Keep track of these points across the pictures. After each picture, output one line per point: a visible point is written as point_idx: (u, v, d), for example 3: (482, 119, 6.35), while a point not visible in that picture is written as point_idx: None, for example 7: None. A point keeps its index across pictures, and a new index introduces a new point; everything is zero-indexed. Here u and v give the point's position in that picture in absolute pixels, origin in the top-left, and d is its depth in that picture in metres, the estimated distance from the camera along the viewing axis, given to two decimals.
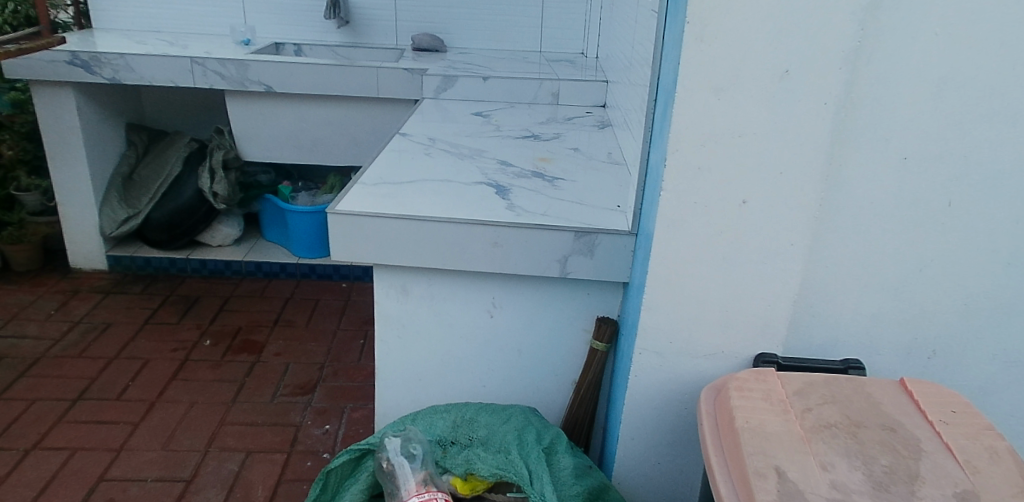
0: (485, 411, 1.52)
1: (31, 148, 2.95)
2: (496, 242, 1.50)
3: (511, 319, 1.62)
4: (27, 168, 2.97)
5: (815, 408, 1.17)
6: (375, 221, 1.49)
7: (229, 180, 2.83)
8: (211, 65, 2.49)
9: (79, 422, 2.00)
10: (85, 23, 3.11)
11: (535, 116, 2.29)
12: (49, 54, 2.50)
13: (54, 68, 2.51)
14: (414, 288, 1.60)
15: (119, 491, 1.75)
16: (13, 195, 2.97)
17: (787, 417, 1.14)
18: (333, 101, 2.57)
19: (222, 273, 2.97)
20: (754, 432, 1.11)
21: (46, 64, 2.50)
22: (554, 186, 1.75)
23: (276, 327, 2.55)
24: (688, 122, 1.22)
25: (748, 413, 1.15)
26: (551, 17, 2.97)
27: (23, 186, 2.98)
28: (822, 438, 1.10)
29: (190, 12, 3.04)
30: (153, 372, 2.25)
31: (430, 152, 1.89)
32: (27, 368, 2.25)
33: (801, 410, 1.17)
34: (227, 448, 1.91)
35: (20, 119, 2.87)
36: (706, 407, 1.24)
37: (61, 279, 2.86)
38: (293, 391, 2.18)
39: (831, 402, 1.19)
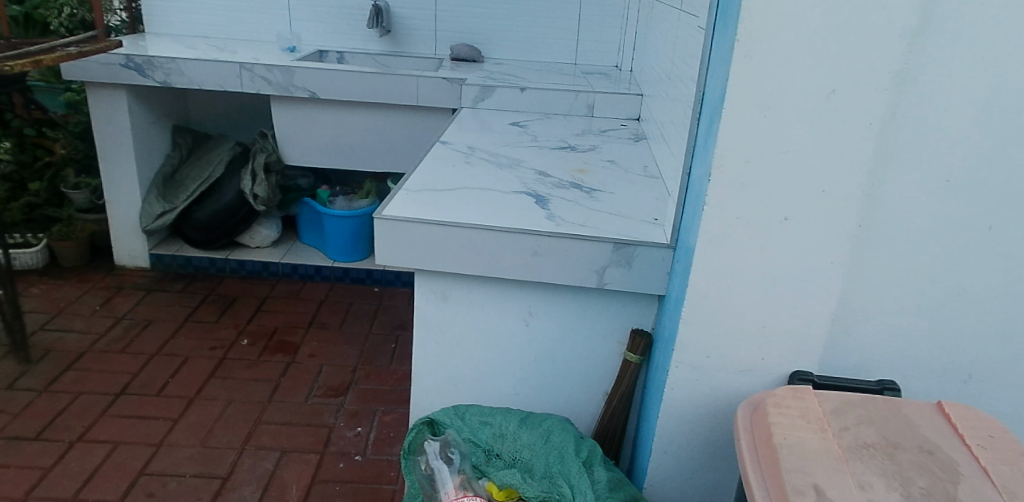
0: (526, 424, 1.54)
1: (82, 147, 3.07)
2: (536, 251, 1.52)
3: (546, 328, 1.63)
4: (76, 168, 3.06)
5: (853, 428, 1.17)
6: (422, 227, 1.52)
7: (269, 183, 2.86)
8: (259, 71, 2.54)
9: (121, 416, 2.04)
10: (139, 28, 3.18)
11: (571, 127, 2.31)
12: (104, 57, 2.56)
13: (108, 70, 2.57)
14: (453, 294, 1.62)
15: (158, 486, 1.78)
16: (64, 193, 3.03)
17: (824, 435, 1.14)
18: (372, 108, 2.61)
19: (259, 274, 3.01)
20: (792, 448, 1.11)
21: (101, 67, 2.57)
22: (592, 197, 1.76)
23: (310, 329, 2.59)
24: (736, 139, 1.24)
25: (786, 430, 1.16)
26: (587, 29, 2.99)
27: (71, 184, 3.03)
28: (859, 458, 1.10)
29: (233, 18, 3.11)
30: (193, 369, 2.29)
31: (470, 160, 1.92)
32: (72, 361, 2.29)
33: (839, 428, 1.17)
34: (263, 447, 1.94)
35: (74, 120, 3.08)
36: (744, 423, 1.24)
37: (105, 276, 2.92)
38: (325, 392, 2.20)
39: (868, 422, 1.18)
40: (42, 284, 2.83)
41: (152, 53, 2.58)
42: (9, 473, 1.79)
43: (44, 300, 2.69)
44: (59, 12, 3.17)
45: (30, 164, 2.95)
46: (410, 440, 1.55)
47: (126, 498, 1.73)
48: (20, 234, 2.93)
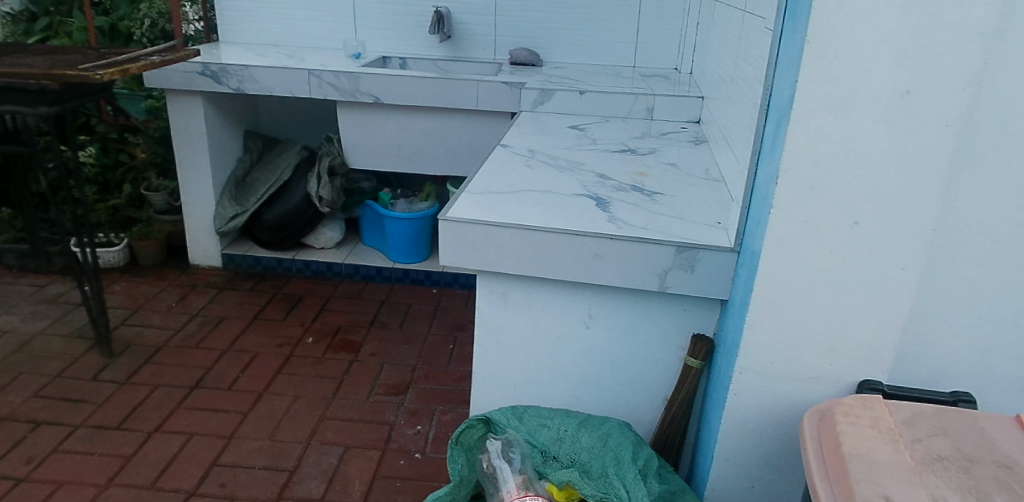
0: (584, 427, 1.55)
1: (161, 152, 3.20)
2: (598, 253, 1.52)
3: (606, 331, 1.63)
4: (156, 171, 3.21)
5: (925, 440, 1.13)
6: (488, 229, 1.54)
7: (334, 186, 2.94)
8: (327, 78, 2.61)
9: (195, 409, 2.13)
10: (213, 37, 3.38)
11: (630, 130, 2.30)
12: (183, 65, 2.69)
13: (187, 78, 2.70)
14: (514, 296, 1.63)
15: (230, 477, 1.85)
16: (144, 195, 3.17)
17: (896, 446, 1.11)
18: (434, 112, 2.65)
19: (323, 275, 3.09)
20: (862, 459, 1.08)
21: (180, 75, 2.70)
22: (653, 200, 1.75)
23: (372, 329, 2.65)
24: (805, 141, 1.21)
25: (855, 439, 1.13)
26: (646, 31, 2.97)
27: (152, 186, 3.17)
28: (933, 470, 1.06)
29: (299, 26, 3.22)
30: (261, 365, 2.38)
31: (531, 163, 1.94)
32: (150, 355, 2.41)
33: (911, 440, 1.13)
34: (327, 442, 2.00)
35: (154, 125, 3.20)
36: (811, 431, 1.21)
37: (181, 274, 3.04)
38: (386, 391, 2.25)
39: (942, 434, 1.14)
40: (123, 281, 2.97)
41: (227, 61, 2.70)
42: (94, 460, 1.90)
43: (125, 296, 2.83)
44: (142, 23, 3.33)
45: (111, 167, 3.21)
46: (464, 435, 1.54)
47: (200, 488, 1.81)
48: (107, 234, 3.06)
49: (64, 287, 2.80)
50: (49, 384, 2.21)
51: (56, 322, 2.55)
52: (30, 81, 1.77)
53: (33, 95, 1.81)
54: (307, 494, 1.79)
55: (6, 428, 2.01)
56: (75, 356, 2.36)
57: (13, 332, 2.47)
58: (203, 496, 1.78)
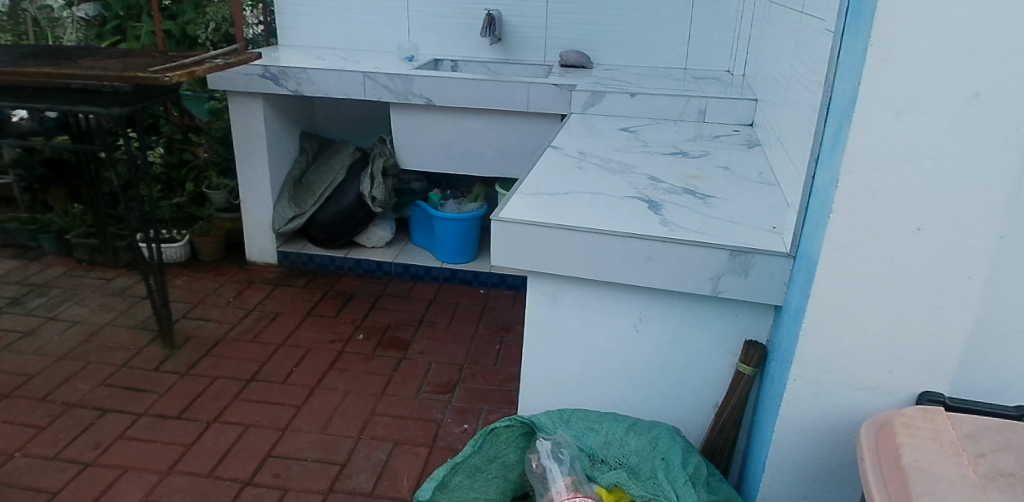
0: (634, 430, 1.54)
1: (223, 152, 3.31)
2: (649, 256, 1.51)
3: (657, 335, 1.62)
4: (217, 171, 3.33)
5: (990, 455, 1.08)
6: (542, 230, 1.55)
7: (387, 187, 2.99)
8: (381, 80, 2.66)
9: (251, 401, 2.19)
10: (272, 40, 3.48)
11: (681, 133, 2.28)
12: (244, 68, 2.77)
13: (247, 80, 2.78)
14: (564, 297, 1.63)
15: (284, 468, 1.90)
16: (205, 194, 3.28)
17: (958, 460, 1.07)
18: (485, 114, 2.68)
19: (374, 273, 3.14)
20: (923, 472, 1.04)
21: (242, 77, 2.78)
22: (706, 204, 1.73)
23: (420, 327, 2.68)
24: (866, 144, 1.18)
25: (916, 451, 1.09)
26: (698, 33, 2.93)
27: (213, 184, 3.29)
28: (998, 486, 1.02)
29: (353, 30, 3.29)
30: (314, 360, 2.43)
31: (582, 165, 1.94)
32: (210, 347, 2.49)
33: (974, 454, 1.09)
34: (377, 437, 2.03)
35: (217, 125, 3.29)
36: (867, 441, 1.17)
37: (238, 270, 3.13)
38: (434, 389, 2.27)
39: (1007, 450, 1.09)
40: (184, 276, 3.07)
41: (286, 64, 2.77)
42: (156, 447, 1.97)
43: (187, 290, 2.93)
44: (206, 27, 3.46)
45: (176, 165, 3.33)
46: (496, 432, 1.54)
47: (255, 478, 1.86)
48: (170, 231, 3.18)
49: (129, 280, 2.91)
50: (115, 372, 2.31)
51: (122, 314, 2.66)
52: (104, 83, 1.85)
53: (107, 96, 1.90)
54: (356, 488, 1.83)
55: (76, 413, 2.10)
56: (140, 347, 2.45)
57: (82, 323, 2.59)
58: (258, 485, 1.83)
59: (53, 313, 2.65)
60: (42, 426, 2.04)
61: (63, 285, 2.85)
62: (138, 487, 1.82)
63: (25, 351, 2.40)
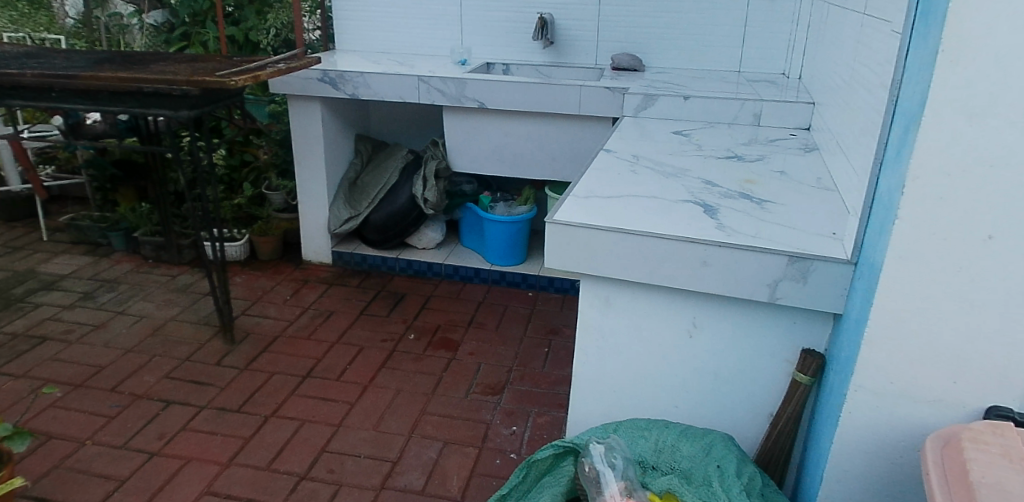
0: (685, 436, 1.52)
1: (282, 154, 3.42)
2: (705, 261, 1.50)
3: (711, 340, 1.60)
4: (277, 172, 3.42)
5: None
6: (599, 233, 1.55)
7: (439, 189, 3.02)
8: (435, 83, 2.70)
9: (306, 397, 2.24)
10: (330, 45, 3.56)
11: (736, 136, 2.25)
12: (304, 72, 2.84)
13: (306, 84, 2.85)
14: (618, 301, 1.63)
15: (338, 463, 1.94)
16: (266, 194, 3.37)
17: None
18: (537, 118, 2.69)
19: (424, 274, 3.17)
20: (993, 490, 1.00)
21: (301, 81, 2.85)
22: (764, 208, 1.70)
23: (470, 328, 2.70)
24: (934, 148, 1.15)
25: (985, 468, 1.05)
26: (754, 35, 2.89)
27: (272, 185, 3.39)
28: None
29: (407, 34, 3.34)
30: (367, 358, 2.48)
31: (635, 168, 1.93)
32: (268, 344, 2.56)
33: None
34: (427, 436, 2.06)
35: (276, 128, 3.37)
36: (932, 455, 1.12)
37: (295, 269, 3.20)
38: (483, 390, 2.29)
39: None
40: (244, 274, 3.15)
41: (344, 68, 2.84)
42: (217, 439, 2.03)
43: (245, 287, 3.01)
44: (268, 33, 3.55)
45: (237, 167, 3.47)
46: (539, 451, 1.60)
47: (311, 472, 1.90)
48: (232, 229, 3.26)
49: (192, 277, 3.01)
50: (179, 366, 2.39)
51: (185, 310, 2.75)
52: (174, 87, 1.93)
53: (176, 100, 1.97)
54: (407, 485, 1.85)
55: (142, 404, 2.19)
56: (203, 342, 2.54)
57: (148, 317, 2.69)
58: (313, 479, 1.88)
59: (122, 307, 2.76)
60: (111, 416, 2.13)
61: (130, 280, 2.97)
62: (199, 477, 1.88)
63: (96, 343, 2.51)
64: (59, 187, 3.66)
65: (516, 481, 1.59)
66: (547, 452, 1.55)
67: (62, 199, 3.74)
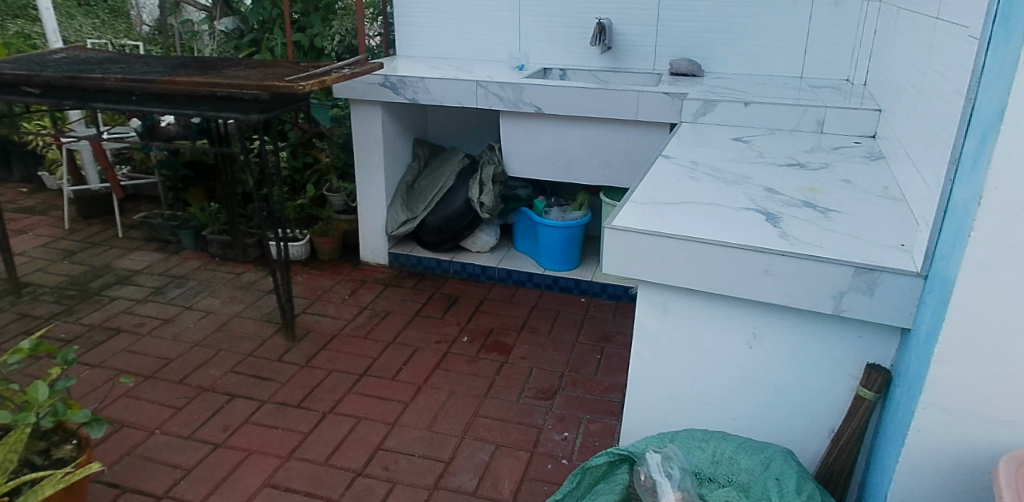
0: (744, 449, 1.50)
1: (343, 156, 3.51)
2: (768, 270, 1.47)
3: (773, 352, 1.56)
4: (338, 174, 3.52)
5: None
6: (659, 240, 1.54)
7: (495, 193, 3.05)
8: (493, 88, 2.72)
9: (362, 394, 2.29)
10: (390, 51, 3.64)
11: (798, 144, 2.20)
12: (366, 77, 2.91)
13: (368, 89, 2.92)
14: (676, 308, 1.61)
15: (392, 461, 1.97)
16: (327, 196, 3.46)
17: None
18: (593, 123, 2.69)
19: (478, 277, 3.19)
20: None
21: (362, 86, 2.93)
22: (828, 217, 1.66)
23: (522, 332, 2.71)
24: (1015, 158, 1.11)
25: None
26: (817, 40, 2.82)
27: (333, 187, 3.47)
28: None
29: (465, 39, 3.38)
30: (421, 359, 2.51)
31: (695, 175, 1.91)
32: (327, 342, 2.62)
33: None
34: (480, 438, 2.07)
35: (338, 131, 3.49)
36: (1005, 479, 1.07)
37: (352, 269, 3.27)
38: (536, 395, 2.29)
39: None
40: (304, 273, 3.23)
41: (404, 74, 2.89)
42: (277, 433, 2.09)
43: (306, 286, 3.09)
44: (332, 39, 3.66)
45: (300, 169, 3.56)
46: (593, 458, 1.59)
47: (366, 469, 1.94)
48: (294, 229, 3.34)
49: (256, 275, 3.11)
50: (242, 361, 2.47)
51: (249, 306, 2.84)
52: (245, 91, 2.00)
53: (247, 103, 2.04)
54: (460, 486, 1.87)
55: (208, 397, 2.27)
56: (265, 338, 2.62)
57: (214, 313, 2.78)
58: (369, 476, 1.91)
59: (190, 302, 2.86)
60: (179, 407, 2.21)
61: (198, 277, 3.08)
62: (261, 469, 1.94)
63: (166, 336, 2.61)
64: (133, 187, 3.82)
65: (571, 486, 1.58)
66: (602, 459, 1.54)
67: (137, 198, 3.92)
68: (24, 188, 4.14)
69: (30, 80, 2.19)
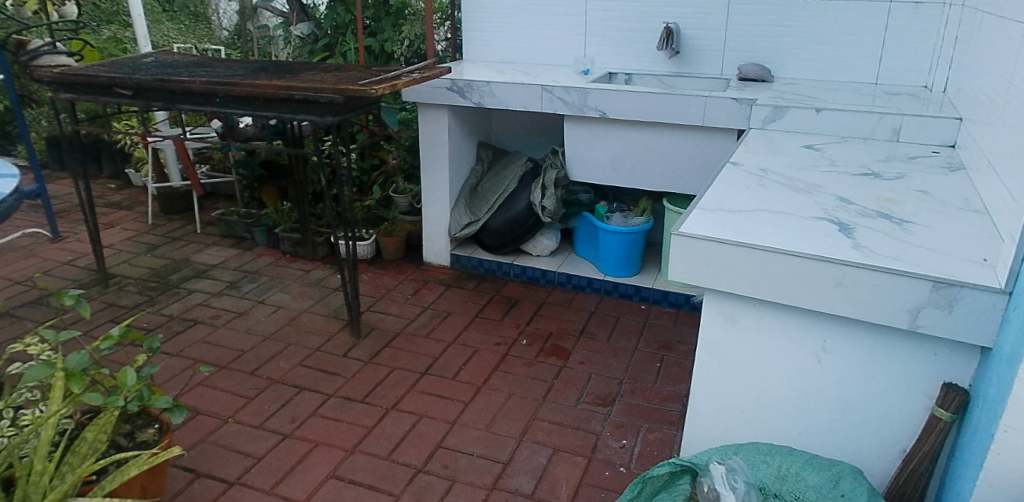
0: (811, 465, 1.46)
1: (410, 159, 3.58)
2: (840, 282, 1.43)
3: (844, 367, 1.51)
4: (404, 176, 3.59)
5: None
6: (729, 248, 1.52)
7: (557, 197, 3.05)
8: (558, 93, 2.74)
9: (424, 392, 2.33)
10: (457, 55, 3.70)
11: (872, 152, 2.13)
12: (434, 81, 2.97)
13: (436, 92, 2.98)
14: (743, 318, 1.58)
15: (452, 460, 2.00)
16: (393, 197, 3.54)
17: None
18: (659, 128, 2.67)
19: (537, 281, 3.21)
20: None
21: (430, 90, 2.99)
22: (904, 229, 1.60)
23: (581, 338, 2.70)
24: None
25: None
26: (894, 44, 2.73)
27: (399, 189, 3.55)
28: None
29: (531, 44, 3.41)
30: (481, 360, 2.54)
31: (764, 183, 1.87)
32: (390, 339, 2.68)
33: None
34: (538, 442, 2.08)
35: (405, 134, 3.56)
36: None
37: (415, 269, 3.33)
38: (594, 401, 2.29)
39: None
40: (369, 272, 3.31)
41: (471, 78, 2.94)
42: (342, 426, 2.15)
43: (370, 285, 3.16)
44: (402, 44, 3.73)
45: (368, 170, 3.65)
46: (653, 468, 1.58)
47: (427, 466, 1.97)
48: (361, 229, 3.44)
49: (324, 273, 3.20)
50: (310, 355, 2.55)
51: (317, 303, 2.93)
52: (321, 95, 2.07)
53: (322, 106, 2.12)
54: (518, 488, 1.89)
55: (278, 388, 2.35)
56: (332, 334, 2.69)
57: (285, 308, 2.88)
58: (429, 473, 1.94)
59: (262, 297, 2.97)
60: (250, 397, 2.30)
61: (270, 273, 3.20)
62: (326, 461, 2.00)
63: (240, 329, 2.72)
64: (212, 185, 4.00)
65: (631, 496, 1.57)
66: (664, 470, 1.52)
67: (215, 195, 4.10)
68: (112, 184, 4.38)
69: (124, 82, 2.33)
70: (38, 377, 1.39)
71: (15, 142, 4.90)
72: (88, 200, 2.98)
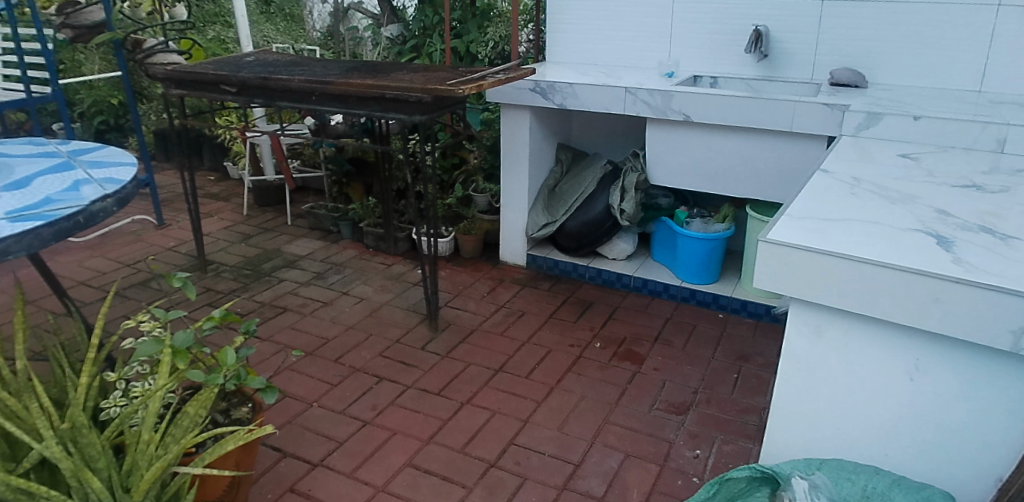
0: (898, 487, 1.39)
1: (490, 159, 3.63)
2: (937, 297, 1.36)
3: (938, 387, 1.44)
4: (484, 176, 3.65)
5: None
6: (820, 257, 1.47)
7: (636, 201, 3.03)
8: (642, 95, 2.72)
9: (497, 389, 2.36)
10: (541, 57, 3.74)
11: (974, 163, 2.02)
12: (517, 83, 3.01)
13: (519, 94, 3.02)
14: (830, 331, 1.53)
15: (524, 458, 2.02)
16: (472, 196, 3.60)
17: None
18: (744, 133, 2.61)
19: (613, 284, 3.19)
20: None
21: (513, 91, 3.03)
22: (1008, 245, 1.51)
23: (656, 344, 2.67)
24: None
25: None
26: (1003, 49, 2.57)
27: (479, 188, 3.61)
28: None
29: (615, 46, 3.40)
30: (555, 360, 2.55)
31: (856, 191, 1.81)
32: (466, 335, 2.73)
33: None
34: (610, 445, 2.07)
35: (487, 134, 3.62)
36: None
37: (492, 268, 3.38)
38: (667, 408, 2.26)
39: None
40: (448, 269, 3.38)
41: (554, 79, 2.96)
42: (419, 417, 2.21)
43: (448, 281, 3.23)
44: (486, 46, 3.82)
45: (449, 169, 3.73)
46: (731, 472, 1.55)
47: (499, 461, 2.00)
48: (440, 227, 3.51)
49: (405, 268, 3.29)
50: (390, 346, 2.63)
51: (398, 296, 3.01)
52: (410, 94, 2.13)
53: (411, 105, 2.18)
54: (589, 490, 1.89)
55: (359, 377, 2.43)
56: (410, 327, 2.77)
57: (367, 300, 2.98)
58: (502, 469, 1.97)
59: (347, 288, 3.09)
60: (333, 383, 2.39)
61: (353, 265, 3.31)
62: (403, 450, 2.05)
63: (325, 317, 2.84)
64: (302, 179, 4.18)
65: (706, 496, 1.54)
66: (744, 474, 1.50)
67: (305, 190, 4.28)
68: (212, 176, 4.65)
69: (230, 80, 2.47)
70: (148, 352, 1.51)
71: (128, 134, 5.27)
72: (192, 190, 3.18)
